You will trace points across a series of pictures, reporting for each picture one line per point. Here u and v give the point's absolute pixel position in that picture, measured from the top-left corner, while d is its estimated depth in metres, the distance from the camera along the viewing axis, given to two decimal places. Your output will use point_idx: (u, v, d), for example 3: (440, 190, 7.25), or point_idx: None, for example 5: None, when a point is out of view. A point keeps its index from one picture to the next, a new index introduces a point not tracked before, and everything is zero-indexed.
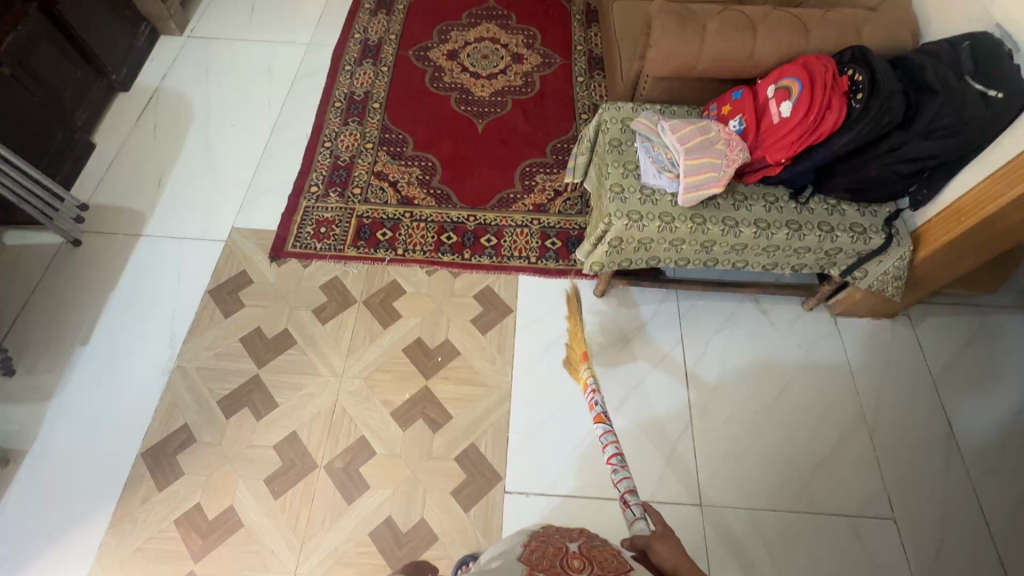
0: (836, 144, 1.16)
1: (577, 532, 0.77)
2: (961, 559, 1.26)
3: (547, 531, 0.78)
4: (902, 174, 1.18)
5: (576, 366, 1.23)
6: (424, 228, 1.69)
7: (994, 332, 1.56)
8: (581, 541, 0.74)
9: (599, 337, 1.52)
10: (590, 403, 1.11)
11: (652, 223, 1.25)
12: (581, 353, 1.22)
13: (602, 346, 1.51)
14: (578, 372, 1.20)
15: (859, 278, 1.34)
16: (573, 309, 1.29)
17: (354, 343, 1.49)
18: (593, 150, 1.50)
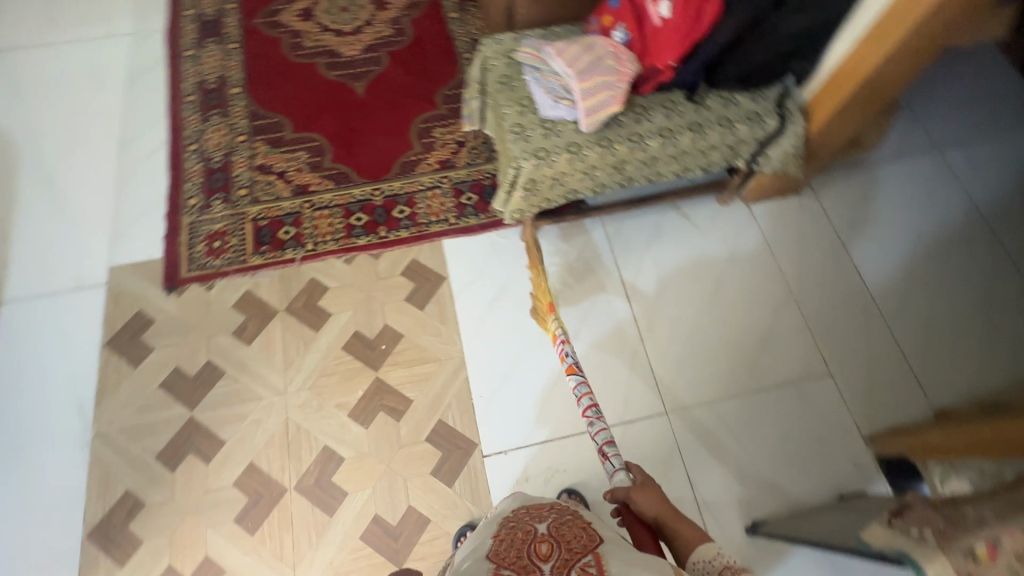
0: (719, 36, 1.15)
1: (549, 512, 0.83)
2: (888, 390, 1.42)
3: (518, 515, 0.85)
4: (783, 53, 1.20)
5: (544, 317, 1.28)
6: (329, 215, 1.56)
7: (884, 183, 1.68)
8: (549, 521, 0.80)
9: (557, 278, 1.51)
10: (560, 355, 1.15)
11: (561, 156, 1.20)
12: (547, 303, 1.27)
13: (560, 287, 1.50)
14: (546, 323, 1.26)
15: (763, 164, 1.38)
16: (532, 261, 1.32)
17: (288, 355, 1.39)
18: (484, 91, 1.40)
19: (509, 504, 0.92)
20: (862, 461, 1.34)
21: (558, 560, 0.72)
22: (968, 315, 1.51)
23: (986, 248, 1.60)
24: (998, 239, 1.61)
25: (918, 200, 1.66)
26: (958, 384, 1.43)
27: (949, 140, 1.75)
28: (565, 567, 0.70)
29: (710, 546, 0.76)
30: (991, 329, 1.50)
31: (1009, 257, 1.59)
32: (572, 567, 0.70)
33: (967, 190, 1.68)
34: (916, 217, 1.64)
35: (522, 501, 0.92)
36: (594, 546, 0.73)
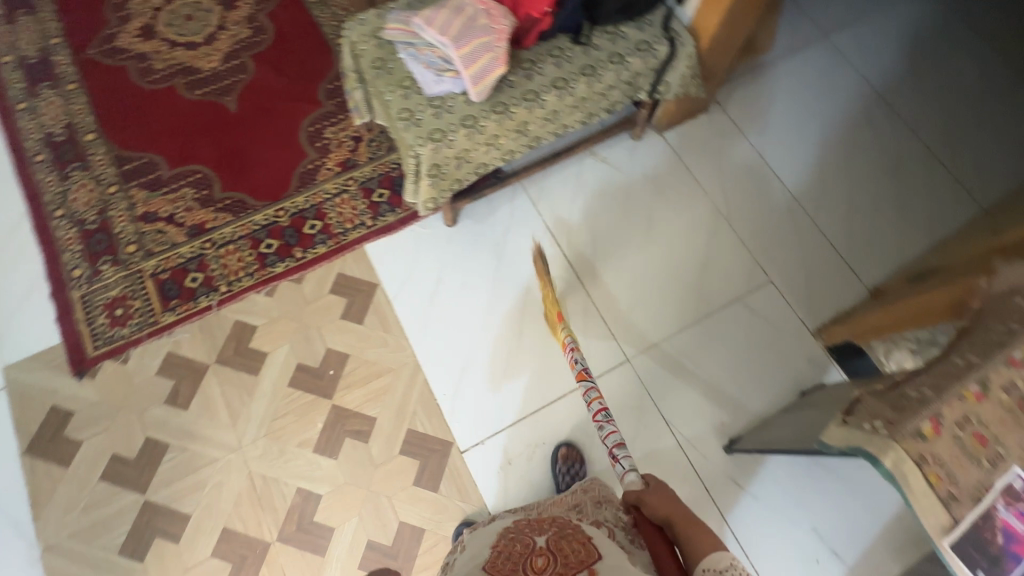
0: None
1: (549, 525, 0.86)
2: (826, 283, 1.47)
3: (518, 527, 0.88)
4: None
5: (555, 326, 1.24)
6: (235, 249, 1.43)
7: (784, 82, 1.69)
8: (548, 534, 0.82)
9: (566, 287, 1.44)
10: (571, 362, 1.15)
11: (458, 134, 1.13)
12: (556, 313, 1.21)
13: (571, 295, 1.44)
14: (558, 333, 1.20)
15: (665, 93, 1.34)
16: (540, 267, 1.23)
17: (233, 407, 1.30)
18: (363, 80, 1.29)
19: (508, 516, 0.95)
20: (815, 354, 1.40)
21: (555, 570, 0.75)
22: (882, 192, 1.58)
23: (886, 123, 1.66)
24: (895, 112, 1.67)
25: (818, 91, 1.69)
26: (885, 259, 1.50)
27: (835, 24, 1.77)
28: None
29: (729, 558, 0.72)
30: (904, 200, 1.57)
31: (908, 127, 1.65)
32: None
33: (860, 71, 1.71)
34: (818, 108, 1.67)
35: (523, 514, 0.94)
36: (592, 563, 0.75)
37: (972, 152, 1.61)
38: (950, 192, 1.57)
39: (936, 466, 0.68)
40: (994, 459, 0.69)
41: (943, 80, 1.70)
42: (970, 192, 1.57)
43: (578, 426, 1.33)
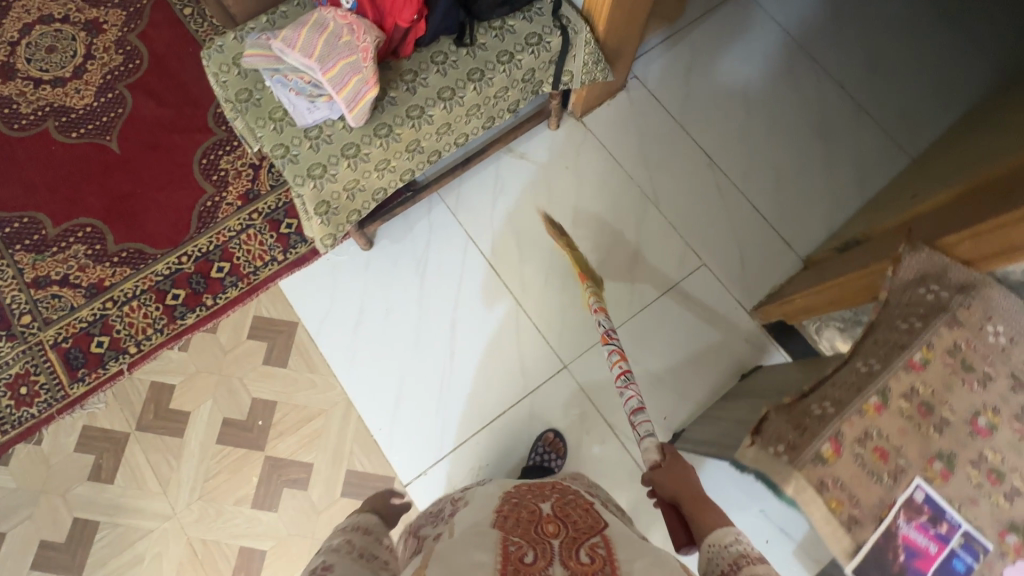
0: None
1: (552, 493, 0.86)
2: (759, 258, 1.44)
3: (519, 493, 0.85)
4: None
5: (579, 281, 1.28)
6: (140, 305, 1.34)
7: (703, 46, 1.60)
8: (553, 501, 0.83)
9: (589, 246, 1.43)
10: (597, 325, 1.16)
11: (340, 166, 1.03)
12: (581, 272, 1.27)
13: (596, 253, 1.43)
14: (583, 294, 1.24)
15: (569, 83, 1.25)
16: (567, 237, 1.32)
17: (162, 474, 1.24)
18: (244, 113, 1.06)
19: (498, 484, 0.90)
20: (753, 335, 1.38)
21: (565, 538, 0.74)
22: (810, 154, 1.53)
23: (811, 79, 1.59)
24: (820, 66, 1.59)
25: (739, 53, 1.60)
26: (816, 226, 1.47)
27: None
28: (575, 542, 0.73)
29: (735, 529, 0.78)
30: (832, 161, 1.53)
31: (833, 81, 1.58)
32: (581, 545, 0.73)
33: (781, 25, 1.63)
34: (740, 72, 1.59)
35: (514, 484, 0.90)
36: (599, 534, 0.77)
37: (899, 100, 1.56)
38: (877, 146, 1.53)
39: (837, 491, 0.66)
40: (896, 473, 0.67)
41: (867, 25, 1.62)
42: (897, 143, 1.53)
43: (523, 439, 1.31)
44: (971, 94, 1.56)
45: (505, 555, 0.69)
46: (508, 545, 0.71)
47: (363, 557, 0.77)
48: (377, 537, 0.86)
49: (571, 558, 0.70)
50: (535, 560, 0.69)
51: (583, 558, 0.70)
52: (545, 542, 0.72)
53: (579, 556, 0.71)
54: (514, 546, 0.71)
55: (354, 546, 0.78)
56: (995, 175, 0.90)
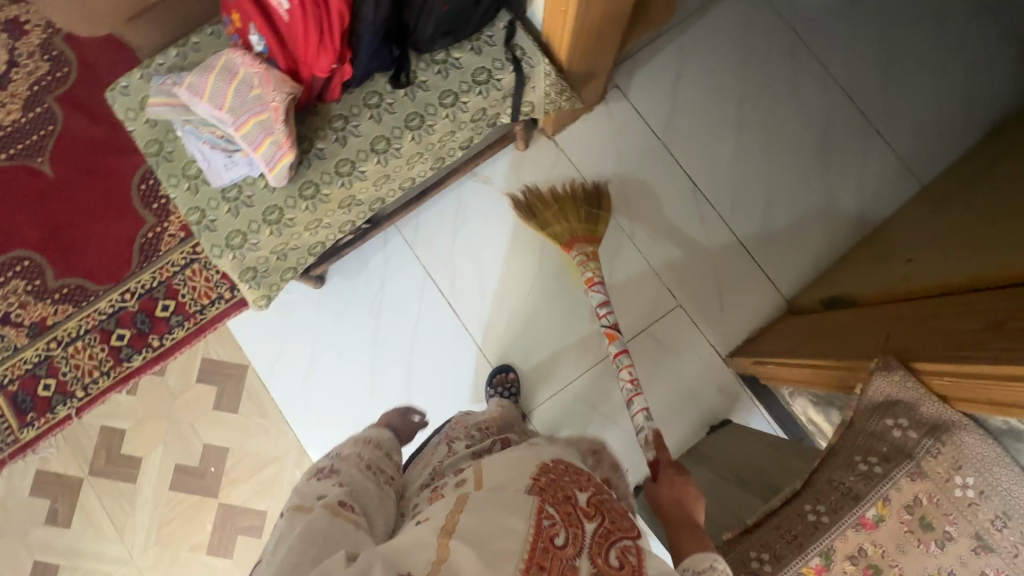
0: (367, 13, 0.84)
1: (588, 479, 0.62)
2: (740, 299, 1.33)
3: (557, 468, 0.61)
4: None
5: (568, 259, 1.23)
6: (84, 346, 1.29)
7: (695, 50, 1.41)
8: (593, 489, 0.60)
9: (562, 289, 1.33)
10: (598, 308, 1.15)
11: (262, 233, 0.93)
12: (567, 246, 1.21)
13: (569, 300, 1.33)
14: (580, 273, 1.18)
15: (531, 113, 1.08)
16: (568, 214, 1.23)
17: (117, 518, 1.24)
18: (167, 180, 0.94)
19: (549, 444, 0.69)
20: (727, 385, 1.30)
21: (599, 526, 0.55)
22: (807, 179, 1.38)
23: (816, 89, 1.41)
24: (827, 75, 1.41)
25: (736, 58, 1.41)
26: (805, 262, 1.34)
27: None
28: (604, 542, 0.54)
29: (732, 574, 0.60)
30: (831, 187, 1.37)
31: (841, 92, 1.40)
32: (610, 546, 0.54)
33: (787, 23, 1.42)
34: (736, 81, 1.41)
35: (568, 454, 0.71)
36: (633, 537, 0.57)
37: (912, 117, 1.39)
38: (883, 171, 1.37)
39: None
40: None
41: (887, 23, 1.42)
42: (906, 168, 1.37)
43: None
44: (993, 111, 1.38)
45: (535, 529, 0.52)
46: (541, 518, 0.53)
47: (371, 471, 0.67)
48: (389, 451, 0.74)
49: (597, 556, 0.53)
50: (565, 544, 0.52)
51: (611, 562, 0.53)
52: (581, 524, 0.54)
53: (607, 557, 0.53)
54: (546, 520, 0.53)
55: (364, 460, 0.68)
56: (998, 274, 0.77)
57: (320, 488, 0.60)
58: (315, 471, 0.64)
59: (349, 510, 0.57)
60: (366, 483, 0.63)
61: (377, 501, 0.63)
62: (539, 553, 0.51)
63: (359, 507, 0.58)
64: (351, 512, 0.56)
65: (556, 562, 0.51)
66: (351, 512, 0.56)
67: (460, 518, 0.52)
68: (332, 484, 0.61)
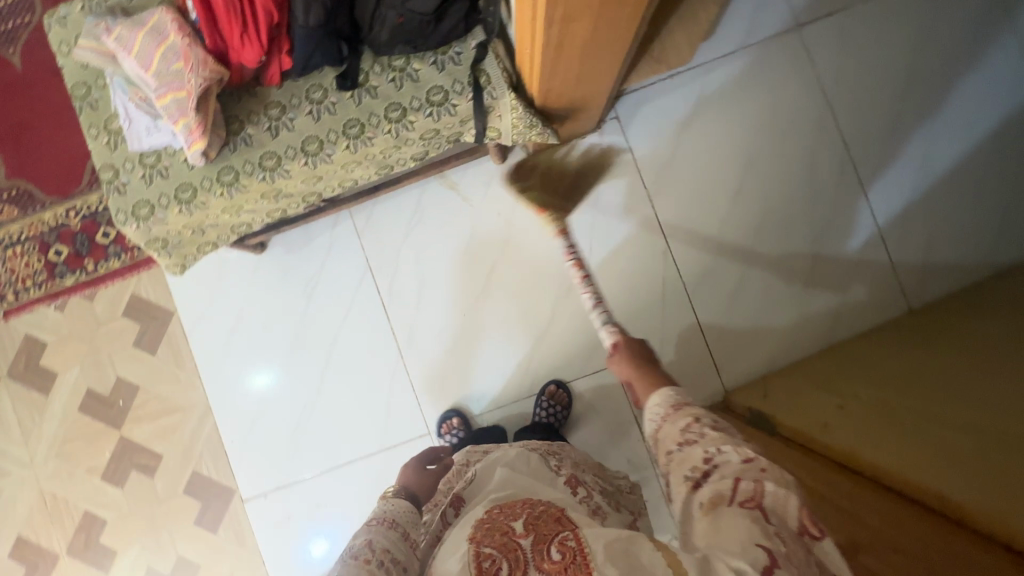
0: (299, 14, 0.80)
1: (520, 505, 0.63)
2: (677, 374, 1.26)
3: (492, 515, 0.62)
4: (427, 14, 0.82)
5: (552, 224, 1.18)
6: (23, 252, 1.29)
7: (716, 97, 1.27)
8: (525, 515, 0.60)
9: (501, 317, 1.28)
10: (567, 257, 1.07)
11: (170, 210, 0.88)
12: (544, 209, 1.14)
13: (504, 331, 1.28)
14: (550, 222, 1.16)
15: (496, 139, 0.99)
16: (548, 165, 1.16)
17: (26, 424, 1.29)
18: (91, 131, 0.90)
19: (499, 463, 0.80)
20: (637, 458, 1.25)
21: (536, 536, 0.57)
22: (790, 267, 1.27)
23: (831, 175, 1.27)
24: (846, 162, 1.27)
25: (755, 116, 1.27)
26: (758, 355, 1.26)
27: (813, 11, 1.27)
28: (545, 545, 0.55)
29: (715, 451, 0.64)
30: (812, 284, 1.27)
31: (857, 183, 1.27)
32: (550, 542, 0.55)
33: (823, 90, 1.27)
34: (748, 141, 1.28)
35: (529, 465, 0.80)
36: (574, 527, 0.57)
37: (922, 232, 1.26)
38: (871, 283, 1.26)
39: None
40: None
41: (933, 117, 1.27)
42: (897, 282, 1.26)
43: (363, 496, 1.27)
44: (1012, 250, 1.25)
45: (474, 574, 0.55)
46: (480, 561, 0.56)
47: (382, 567, 0.68)
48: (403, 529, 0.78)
49: (542, 563, 0.54)
50: (508, 573, 0.54)
51: (554, 558, 0.54)
52: (518, 547, 0.56)
53: (551, 556, 0.54)
54: (485, 561, 0.56)
55: (373, 553, 0.70)
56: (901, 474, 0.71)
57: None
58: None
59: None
60: None
61: None
62: None
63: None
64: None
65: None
66: None
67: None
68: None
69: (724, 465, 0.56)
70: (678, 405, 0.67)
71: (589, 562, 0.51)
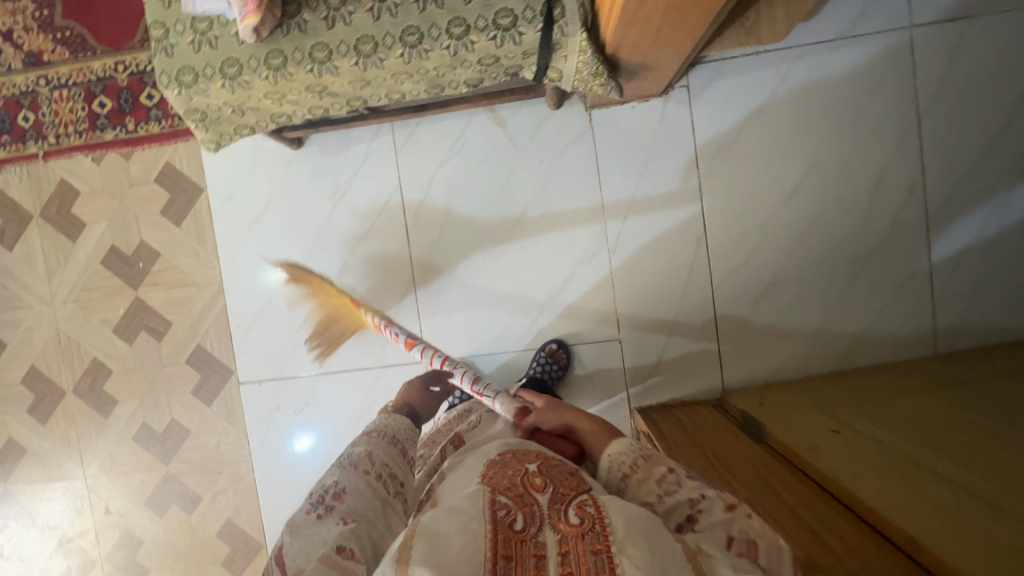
0: None
1: (535, 454, 0.66)
2: (679, 363, 1.25)
3: (504, 457, 0.65)
4: None
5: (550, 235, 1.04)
6: (69, 98, 1.30)
7: (797, 88, 1.18)
8: (539, 462, 0.64)
9: (519, 265, 1.26)
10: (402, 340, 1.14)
11: (214, 82, 0.86)
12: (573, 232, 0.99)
13: (520, 280, 1.27)
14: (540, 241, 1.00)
15: (556, 81, 0.94)
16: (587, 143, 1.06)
17: (50, 265, 1.34)
18: None
19: (504, 414, 0.97)
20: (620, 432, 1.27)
21: (553, 496, 0.58)
22: (824, 284, 1.22)
23: (897, 198, 1.19)
24: (918, 189, 1.19)
25: (836, 117, 1.18)
26: (765, 363, 1.24)
27: (933, 13, 1.14)
28: (562, 506, 0.57)
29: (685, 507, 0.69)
30: (840, 306, 1.22)
31: (921, 213, 1.19)
32: (568, 506, 0.57)
33: (917, 105, 1.17)
34: (819, 143, 1.19)
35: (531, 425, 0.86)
36: (588, 492, 0.59)
37: (974, 281, 1.19)
38: (903, 319, 1.21)
39: None
40: None
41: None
42: (931, 323, 1.21)
43: (350, 406, 1.31)
44: None
45: (491, 522, 0.53)
46: (495, 508, 0.55)
47: (380, 481, 0.75)
48: (401, 448, 0.87)
49: (558, 523, 0.55)
50: (525, 526, 0.54)
51: (571, 522, 0.55)
52: (535, 502, 0.57)
53: (568, 518, 0.55)
54: (501, 510, 0.55)
55: (372, 466, 0.76)
56: (869, 504, 0.71)
57: (326, 530, 0.65)
58: (316, 500, 0.70)
59: (349, 558, 0.61)
60: (369, 498, 0.71)
61: (382, 510, 0.71)
62: (503, 543, 0.52)
63: (360, 552, 0.63)
64: (350, 560, 0.61)
65: (522, 546, 0.52)
66: (348, 562, 0.61)
67: (413, 545, 0.50)
68: (334, 524, 0.66)
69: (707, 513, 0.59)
70: (645, 454, 0.69)
71: (608, 536, 0.52)
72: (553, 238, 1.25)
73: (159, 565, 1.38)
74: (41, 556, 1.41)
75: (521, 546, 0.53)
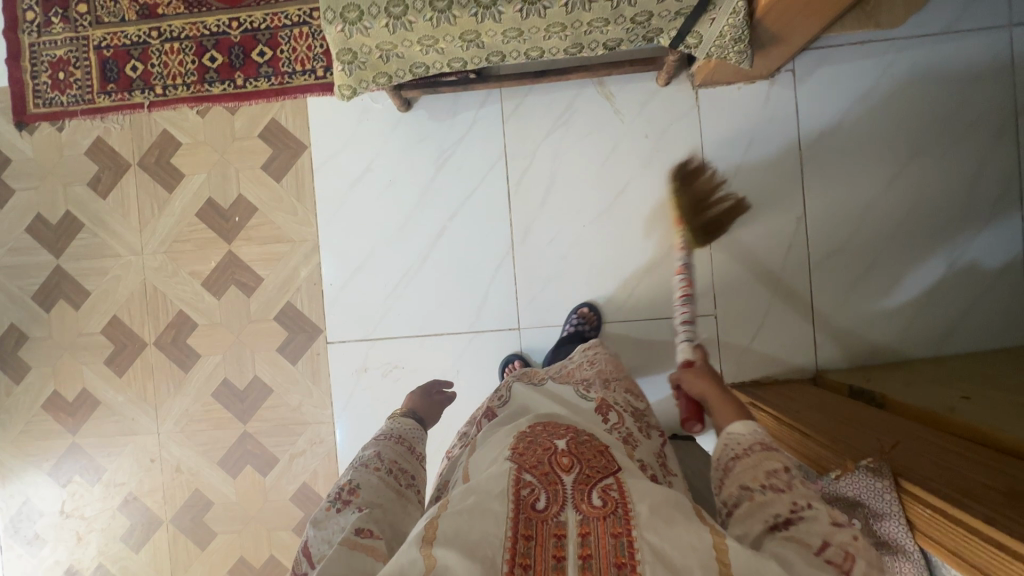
0: None
1: (564, 428, 0.65)
2: (775, 339, 1.26)
3: (534, 430, 0.65)
4: None
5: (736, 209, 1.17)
6: (179, 50, 1.31)
7: (901, 76, 1.22)
8: (568, 436, 0.62)
9: (618, 237, 1.28)
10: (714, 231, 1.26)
11: (378, 21, 0.88)
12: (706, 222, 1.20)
13: (618, 251, 1.28)
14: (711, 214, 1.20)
15: (692, 47, 0.97)
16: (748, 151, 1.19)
17: (144, 215, 1.34)
18: None
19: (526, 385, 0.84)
20: None
21: (579, 476, 0.56)
22: (920, 268, 1.24)
23: (992, 188, 1.23)
24: (1013, 179, 1.22)
25: (937, 107, 1.22)
26: (860, 343, 1.25)
27: None
28: (587, 487, 0.55)
29: (857, 474, 0.73)
30: (934, 290, 1.24)
31: (1015, 203, 1.23)
32: (593, 487, 0.55)
33: (1015, 99, 1.21)
34: (920, 130, 1.23)
35: (554, 396, 0.80)
36: (614, 473, 0.57)
37: None
38: (995, 305, 1.23)
39: None
40: None
41: None
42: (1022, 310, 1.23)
43: (437, 370, 1.30)
44: None
45: (514, 501, 0.53)
46: (519, 488, 0.55)
47: (393, 474, 0.73)
48: (411, 444, 0.83)
49: (581, 503, 0.54)
50: (547, 505, 0.54)
51: (594, 503, 0.53)
52: (559, 482, 0.55)
53: (591, 500, 0.54)
54: (525, 489, 0.55)
55: (382, 462, 0.74)
56: None
57: (342, 522, 0.64)
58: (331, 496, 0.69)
59: (368, 537, 0.61)
60: (383, 490, 0.70)
61: (397, 500, 0.69)
62: (523, 521, 0.52)
63: (378, 529, 0.62)
64: (370, 539, 0.60)
65: (542, 525, 0.52)
66: (368, 540, 0.60)
67: (438, 523, 0.51)
68: (350, 514, 0.65)
69: (810, 523, 0.52)
70: (764, 443, 0.62)
71: (630, 520, 0.50)
72: (654, 211, 1.27)
73: (226, 528, 1.34)
74: (104, 514, 1.36)
75: (543, 525, 0.52)
